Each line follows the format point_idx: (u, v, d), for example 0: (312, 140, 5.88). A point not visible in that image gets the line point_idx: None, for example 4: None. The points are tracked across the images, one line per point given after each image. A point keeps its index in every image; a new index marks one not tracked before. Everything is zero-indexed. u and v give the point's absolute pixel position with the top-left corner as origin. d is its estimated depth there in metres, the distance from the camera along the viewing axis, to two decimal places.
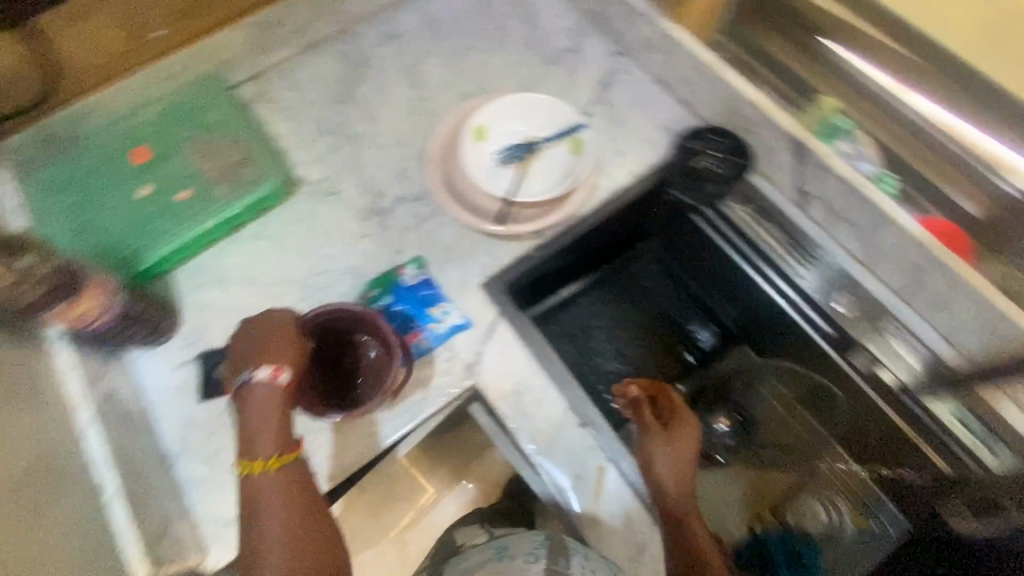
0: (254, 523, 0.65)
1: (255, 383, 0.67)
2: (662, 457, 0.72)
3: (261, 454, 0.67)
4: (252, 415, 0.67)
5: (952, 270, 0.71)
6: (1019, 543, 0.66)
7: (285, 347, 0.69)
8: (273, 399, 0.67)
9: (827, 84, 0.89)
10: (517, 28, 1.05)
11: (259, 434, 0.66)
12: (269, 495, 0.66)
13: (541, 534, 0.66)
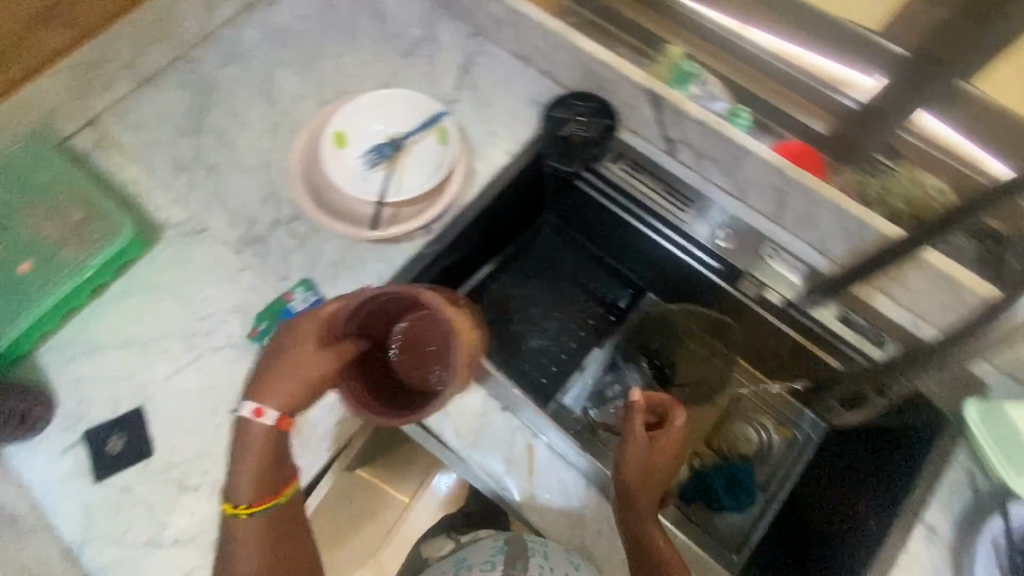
0: (231, 559, 0.65)
1: (246, 419, 0.64)
2: (637, 478, 0.68)
3: (240, 499, 0.65)
4: (237, 461, 0.65)
5: (808, 187, 0.76)
6: (908, 421, 0.75)
7: (284, 384, 0.64)
8: (260, 445, 0.64)
9: (673, 32, 0.91)
10: (366, 26, 1.02)
11: (238, 482, 0.64)
12: (247, 535, 0.65)
13: (500, 540, 0.72)
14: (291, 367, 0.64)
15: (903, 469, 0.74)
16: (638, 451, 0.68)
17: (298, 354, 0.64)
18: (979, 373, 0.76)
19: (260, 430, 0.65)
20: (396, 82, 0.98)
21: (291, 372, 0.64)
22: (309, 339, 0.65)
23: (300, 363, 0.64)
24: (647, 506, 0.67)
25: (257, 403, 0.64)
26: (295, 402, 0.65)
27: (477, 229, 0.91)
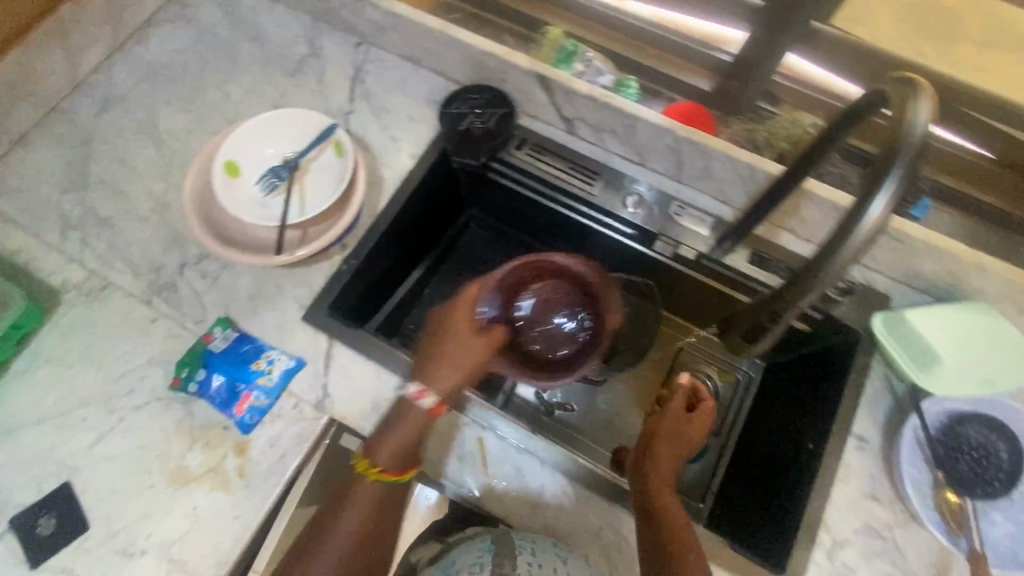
0: (322, 530, 0.70)
1: (409, 399, 0.71)
2: (662, 449, 0.72)
3: (377, 463, 0.70)
4: (392, 437, 0.71)
5: (698, 143, 0.81)
6: (831, 343, 0.81)
7: (446, 373, 0.72)
8: (415, 425, 0.71)
9: (554, 15, 0.94)
10: (249, 51, 1.00)
11: (380, 448, 0.70)
12: (352, 514, 0.70)
13: (488, 539, 0.67)
14: (453, 351, 0.73)
15: (834, 389, 0.79)
16: (669, 424, 0.75)
17: (459, 340, 0.73)
18: (883, 288, 0.81)
19: (419, 417, 0.71)
20: (288, 103, 0.96)
21: (455, 359, 0.72)
22: (462, 329, 0.74)
23: (463, 348, 0.73)
24: (660, 476, 0.70)
25: (421, 386, 0.72)
26: (450, 389, 0.72)
27: (393, 237, 0.89)
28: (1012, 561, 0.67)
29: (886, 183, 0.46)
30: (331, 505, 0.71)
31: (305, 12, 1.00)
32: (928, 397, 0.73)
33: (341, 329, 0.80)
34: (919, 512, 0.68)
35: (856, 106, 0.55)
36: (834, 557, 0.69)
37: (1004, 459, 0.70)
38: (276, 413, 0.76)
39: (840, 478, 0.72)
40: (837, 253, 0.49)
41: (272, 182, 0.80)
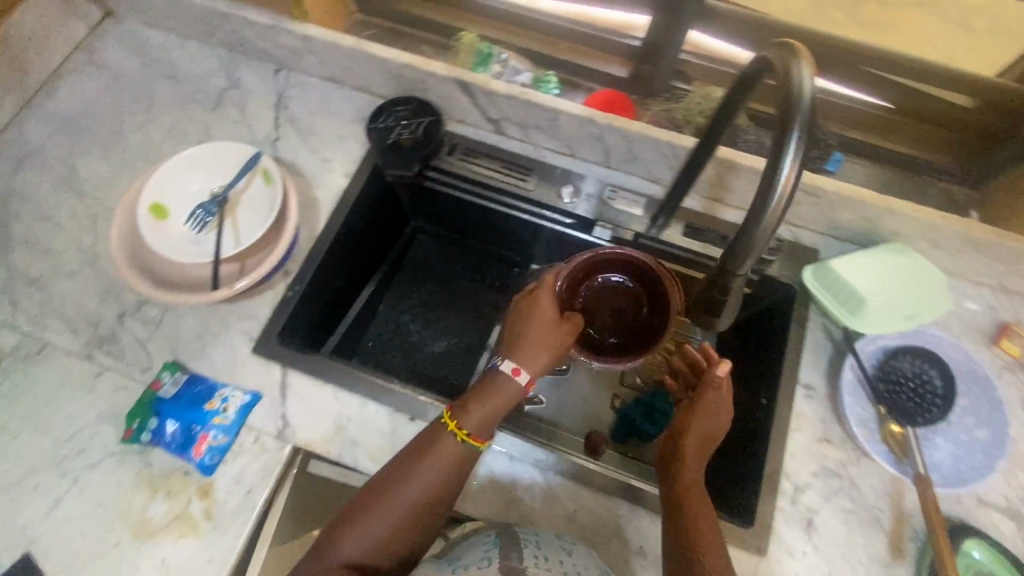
0: (379, 495, 0.66)
1: (501, 374, 0.73)
2: (693, 452, 0.69)
3: (467, 423, 0.69)
4: (479, 404, 0.70)
5: (619, 128, 0.84)
6: (771, 302, 0.85)
7: (538, 351, 0.73)
8: (510, 396, 0.72)
9: (468, 23, 0.98)
10: (165, 90, 0.98)
11: (476, 406, 0.70)
12: (411, 488, 0.66)
13: (493, 532, 0.67)
14: (535, 334, 0.73)
15: (777, 343, 0.81)
16: (705, 403, 0.70)
17: (539, 323, 0.74)
18: (810, 242, 0.85)
19: (506, 396, 0.72)
20: (212, 137, 0.95)
21: (534, 340, 0.73)
22: (547, 310, 0.74)
23: (546, 331, 0.74)
24: (690, 481, 0.67)
25: (516, 363, 0.73)
26: (540, 369, 0.73)
27: (339, 257, 0.90)
28: (956, 479, 0.71)
29: (788, 146, 0.45)
30: (407, 457, 0.68)
31: (219, 45, 0.99)
32: (860, 337, 0.78)
33: (294, 356, 0.80)
34: (867, 447, 0.73)
35: (748, 72, 0.55)
36: (797, 503, 0.72)
37: (938, 386, 0.75)
38: (237, 450, 0.75)
39: (794, 427, 0.76)
40: (754, 228, 0.47)
41: (200, 220, 0.79)
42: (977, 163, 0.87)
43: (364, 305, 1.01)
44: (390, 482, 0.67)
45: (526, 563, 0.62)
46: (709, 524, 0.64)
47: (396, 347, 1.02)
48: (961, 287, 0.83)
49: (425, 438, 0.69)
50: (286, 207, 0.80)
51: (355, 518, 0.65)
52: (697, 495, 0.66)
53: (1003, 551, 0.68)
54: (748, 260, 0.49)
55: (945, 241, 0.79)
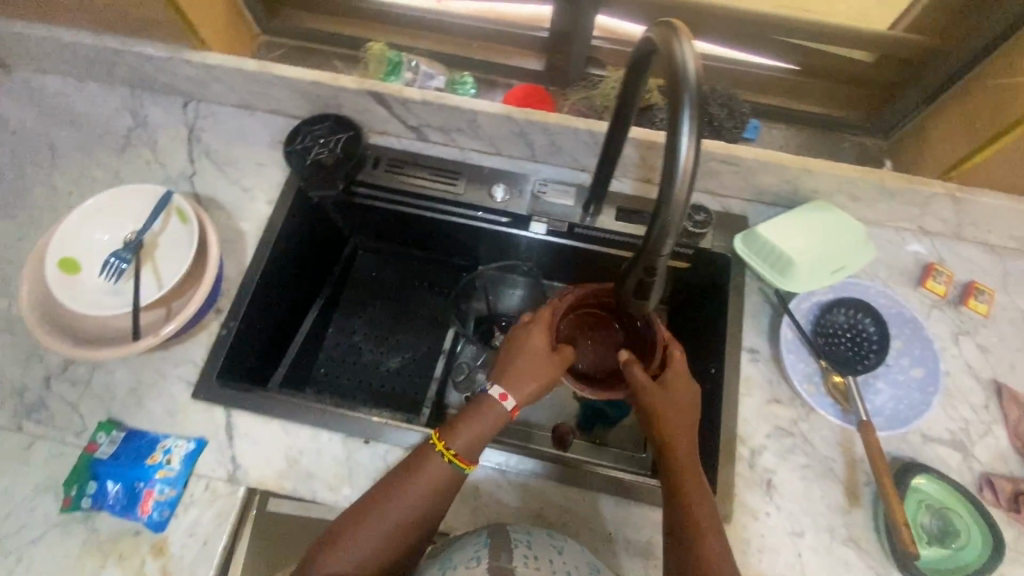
0: (365, 514, 0.63)
1: (489, 398, 0.68)
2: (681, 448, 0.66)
3: (455, 445, 0.66)
4: (466, 423, 0.67)
5: (539, 121, 0.83)
6: (711, 274, 0.86)
7: (522, 377, 0.67)
8: (492, 421, 0.67)
9: (378, 33, 0.97)
10: (66, 137, 0.93)
11: (463, 429, 0.66)
12: (401, 504, 0.63)
13: (484, 532, 0.66)
14: (522, 364, 0.68)
15: (718, 312, 0.83)
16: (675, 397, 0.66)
17: (531, 356, 0.68)
18: (739, 210, 0.87)
19: (485, 422, 0.67)
20: (124, 181, 0.91)
21: (522, 369, 0.67)
22: (536, 339, 0.68)
23: (539, 361, 0.68)
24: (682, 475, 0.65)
25: (504, 389, 0.68)
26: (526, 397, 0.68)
27: (273, 287, 0.87)
28: (898, 420, 0.74)
29: (682, 124, 0.45)
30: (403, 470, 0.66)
31: (119, 83, 0.95)
32: (794, 297, 0.81)
33: (237, 395, 0.77)
34: (812, 401, 0.75)
35: (640, 53, 0.55)
36: (755, 467, 0.74)
37: (873, 333, 0.77)
38: (187, 501, 0.72)
39: (744, 393, 0.77)
40: (665, 210, 0.47)
41: (115, 269, 0.76)
42: (886, 114, 0.89)
43: (311, 331, 0.98)
44: (384, 492, 0.65)
45: (517, 563, 0.62)
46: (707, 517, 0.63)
47: (350, 368, 1.00)
48: (883, 235, 0.86)
49: (417, 452, 0.67)
50: (208, 244, 0.78)
51: (339, 537, 0.62)
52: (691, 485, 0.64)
53: (949, 481, 0.71)
54: (668, 242, 0.49)
55: (862, 192, 0.81)
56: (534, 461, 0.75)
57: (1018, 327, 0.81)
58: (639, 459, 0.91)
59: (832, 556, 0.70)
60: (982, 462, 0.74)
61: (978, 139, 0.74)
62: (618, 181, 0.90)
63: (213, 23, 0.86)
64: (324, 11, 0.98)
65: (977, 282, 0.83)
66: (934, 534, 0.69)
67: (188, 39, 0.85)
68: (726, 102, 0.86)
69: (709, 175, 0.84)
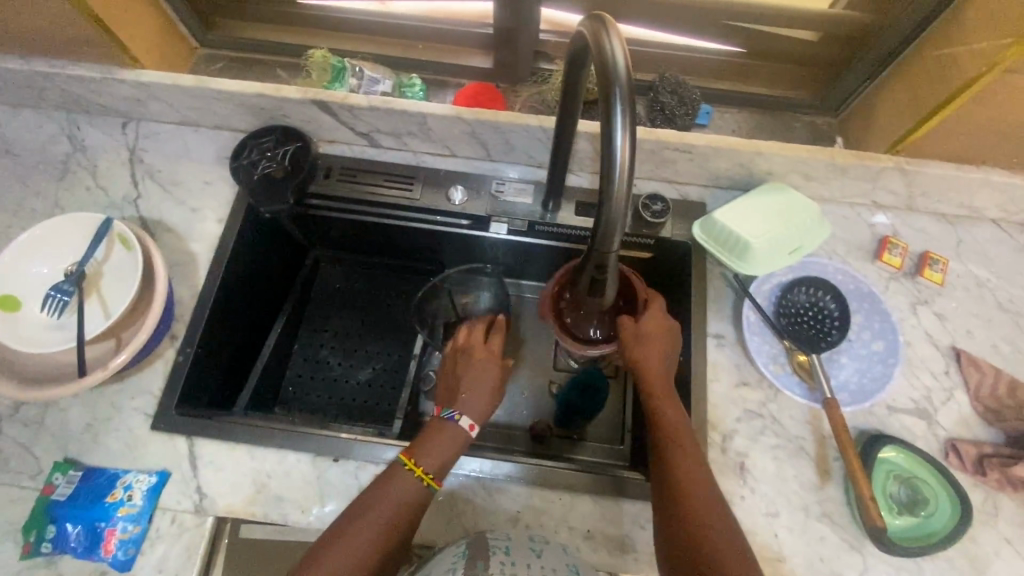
0: (360, 512, 0.64)
1: (455, 425, 0.71)
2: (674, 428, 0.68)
3: (429, 466, 0.67)
4: (433, 445, 0.69)
5: (490, 120, 0.82)
6: (675, 262, 0.86)
7: (479, 400, 0.74)
8: (459, 441, 0.70)
9: (322, 41, 0.95)
10: (0, 167, 0.89)
11: (435, 449, 0.69)
12: (394, 496, 0.65)
13: (463, 545, 0.65)
14: (480, 388, 0.75)
15: (682, 300, 0.83)
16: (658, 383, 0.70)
17: (489, 381, 0.76)
18: (697, 197, 0.87)
19: (451, 444, 0.70)
20: (64, 209, 0.87)
21: (477, 391, 0.75)
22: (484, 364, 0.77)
23: (485, 386, 0.76)
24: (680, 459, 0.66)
25: (472, 419, 0.72)
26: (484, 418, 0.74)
27: (231, 308, 0.85)
28: (862, 394, 0.75)
29: (615, 116, 0.45)
30: (377, 483, 0.66)
31: (53, 107, 0.91)
32: (755, 280, 0.81)
33: (198, 423, 0.75)
34: (776, 381, 0.76)
35: (576, 48, 0.54)
36: (728, 451, 0.74)
37: (834, 310, 0.78)
38: (153, 536, 0.70)
39: (712, 378, 0.77)
40: (607, 203, 0.46)
41: (57, 303, 0.73)
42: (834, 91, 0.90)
43: (276, 348, 0.96)
44: (367, 502, 0.64)
45: (493, 567, 0.60)
46: (705, 497, 0.63)
47: (319, 383, 0.98)
48: (839, 212, 0.87)
49: (388, 471, 0.67)
50: (155, 269, 0.75)
51: (336, 539, 0.62)
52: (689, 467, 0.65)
53: (915, 450, 0.73)
54: (615, 239, 0.48)
55: (815, 171, 0.82)
56: (506, 464, 0.75)
57: (973, 292, 0.83)
58: (617, 451, 0.91)
59: (806, 534, 0.70)
60: (946, 429, 0.76)
61: (922, 111, 0.75)
62: (575, 175, 0.90)
63: (145, 40, 0.83)
64: (265, 20, 0.96)
65: (931, 251, 0.84)
66: (903, 503, 0.70)
67: (119, 57, 0.81)
68: (676, 89, 0.85)
69: (664, 163, 0.83)
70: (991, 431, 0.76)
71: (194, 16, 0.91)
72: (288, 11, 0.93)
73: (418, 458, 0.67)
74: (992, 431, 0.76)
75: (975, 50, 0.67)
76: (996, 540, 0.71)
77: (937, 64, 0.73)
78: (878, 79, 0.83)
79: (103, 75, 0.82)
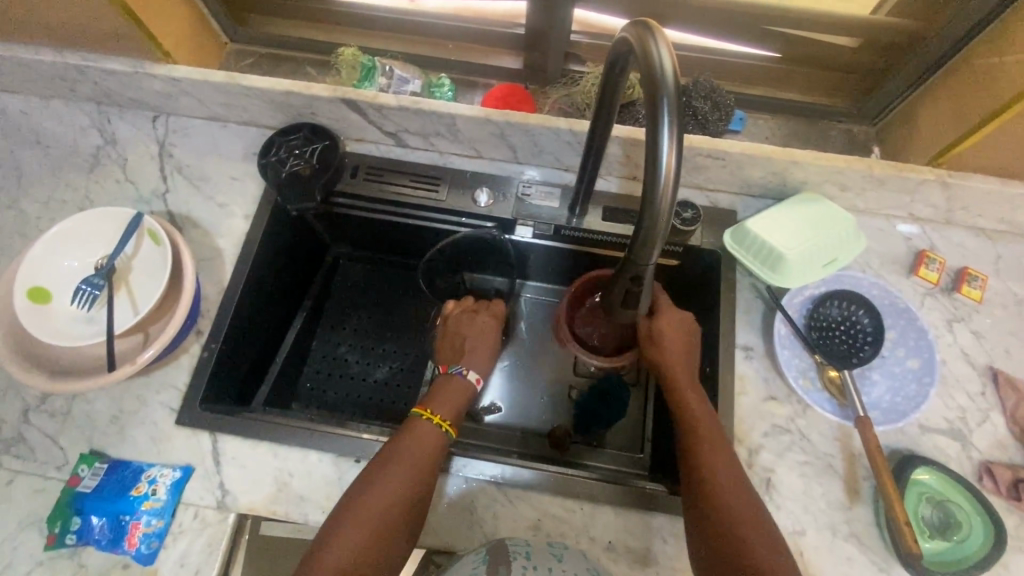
0: (365, 490, 0.64)
1: (465, 378, 0.78)
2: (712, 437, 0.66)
3: (444, 414, 0.73)
4: (448, 399, 0.75)
5: (520, 122, 0.81)
6: (703, 270, 0.84)
7: (482, 353, 0.82)
8: (467, 391, 0.77)
9: (352, 38, 0.95)
10: (33, 158, 0.90)
11: (446, 399, 0.74)
12: (402, 470, 0.65)
13: (483, 550, 0.65)
14: (482, 342, 0.83)
15: (710, 309, 0.81)
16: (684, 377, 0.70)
17: (488, 338, 0.84)
18: (728, 204, 0.85)
19: (432, 438, 0.69)
20: (94, 202, 0.88)
21: (478, 347, 0.83)
22: (478, 325, 0.85)
23: (486, 340, 0.84)
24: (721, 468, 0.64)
25: (479, 374, 0.80)
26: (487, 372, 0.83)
27: (255, 305, 0.85)
28: (895, 413, 0.73)
29: (662, 126, 0.44)
30: (380, 459, 0.66)
31: (84, 99, 0.91)
32: (787, 292, 0.79)
33: (221, 419, 0.75)
34: (806, 396, 0.75)
35: (617, 51, 0.53)
36: (754, 466, 0.72)
37: (867, 325, 0.76)
38: (176, 531, 0.71)
39: (739, 391, 0.76)
40: (650, 214, 0.45)
41: (88, 296, 0.73)
42: (872, 99, 0.87)
43: (294, 345, 0.96)
44: (370, 480, 0.65)
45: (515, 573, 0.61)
46: (751, 508, 0.62)
47: (336, 381, 0.98)
48: (874, 224, 0.85)
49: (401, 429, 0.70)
50: (183, 266, 0.75)
51: (344, 519, 0.62)
52: (731, 477, 0.64)
53: (949, 472, 0.71)
54: (654, 250, 0.47)
55: (851, 181, 0.80)
56: (526, 470, 0.74)
57: (1012, 310, 0.80)
58: (636, 459, 0.90)
59: (833, 554, 0.69)
60: (980, 451, 0.74)
61: (967, 124, 0.72)
62: (603, 179, 0.88)
63: (176, 35, 0.83)
64: (295, 16, 0.95)
65: (970, 267, 0.82)
66: (935, 526, 0.68)
67: (151, 52, 0.81)
68: (710, 94, 0.83)
69: (696, 169, 0.82)
70: None
71: (226, 11, 0.91)
72: (319, 8, 0.93)
73: (432, 409, 0.72)
74: None
75: None
76: None
77: (986, 74, 0.70)
78: (919, 88, 0.81)
79: (135, 70, 0.82)
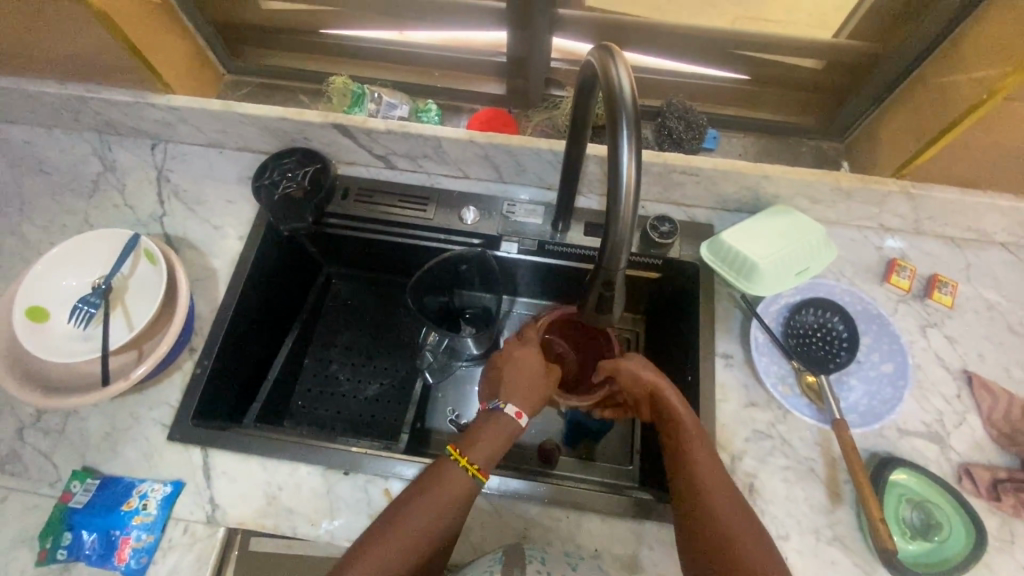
0: (401, 511, 0.63)
1: (501, 416, 0.70)
2: (704, 463, 0.65)
3: (477, 458, 0.66)
4: (488, 437, 0.68)
5: (503, 143, 0.85)
6: (682, 282, 0.87)
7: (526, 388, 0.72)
8: (508, 433, 0.70)
9: (342, 68, 1.00)
10: (35, 185, 0.93)
11: (479, 441, 0.68)
12: (441, 497, 0.63)
13: (499, 551, 0.67)
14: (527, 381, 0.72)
15: (690, 318, 0.84)
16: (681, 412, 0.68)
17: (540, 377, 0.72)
18: (705, 219, 0.89)
19: (463, 483, 0.65)
20: (93, 225, 0.91)
21: (518, 385, 0.72)
22: (535, 364, 0.73)
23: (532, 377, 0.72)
24: (715, 504, 0.63)
25: (519, 406, 0.71)
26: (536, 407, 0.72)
27: (248, 324, 0.87)
28: (871, 416, 0.75)
29: (622, 141, 0.47)
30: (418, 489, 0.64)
31: (86, 129, 0.95)
32: (762, 300, 0.82)
33: (212, 435, 0.76)
34: (783, 401, 0.76)
35: (584, 76, 0.57)
36: (736, 471, 0.73)
37: (842, 331, 0.79)
38: (164, 549, 0.71)
39: (720, 398, 0.77)
40: (614, 223, 0.48)
41: (84, 315, 0.76)
42: (839, 116, 0.92)
43: (286, 362, 0.97)
44: (409, 507, 0.63)
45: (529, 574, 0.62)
46: (752, 542, 0.60)
47: (328, 399, 0.99)
48: (847, 234, 0.88)
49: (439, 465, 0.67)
50: (178, 285, 0.78)
51: (382, 537, 0.61)
52: (724, 492, 0.64)
53: (927, 474, 0.72)
54: (621, 258, 0.50)
55: (821, 194, 0.83)
56: (515, 480, 0.75)
57: (983, 315, 0.83)
58: (626, 471, 0.90)
59: (817, 558, 0.70)
60: (959, 453, 0.75)
61: (924, 139, 0.76)
62: (585, 198, 0.92)
63: (176, 66, 0.87)
64: (288, 47, 1.00)
65: (940, 274, 0.85)
66: (916, 527, 0.69)
67: (152, 82, 0.85)
68: (684, 114, 0.88)
69: (672, 186, 0.85)
70: (1005, 455, 0.75)
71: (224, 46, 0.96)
72: (311, 41, 0.98)
73: (466, 450, 0.67)
74: (1006, 456, 0.75)
75: (978, 77, 0.68)
76: (1015, 569, 0.69)
77: (940, 92, 0.74)
78: (882, 106, 0.85)
79: (137, 100, 0.86)
